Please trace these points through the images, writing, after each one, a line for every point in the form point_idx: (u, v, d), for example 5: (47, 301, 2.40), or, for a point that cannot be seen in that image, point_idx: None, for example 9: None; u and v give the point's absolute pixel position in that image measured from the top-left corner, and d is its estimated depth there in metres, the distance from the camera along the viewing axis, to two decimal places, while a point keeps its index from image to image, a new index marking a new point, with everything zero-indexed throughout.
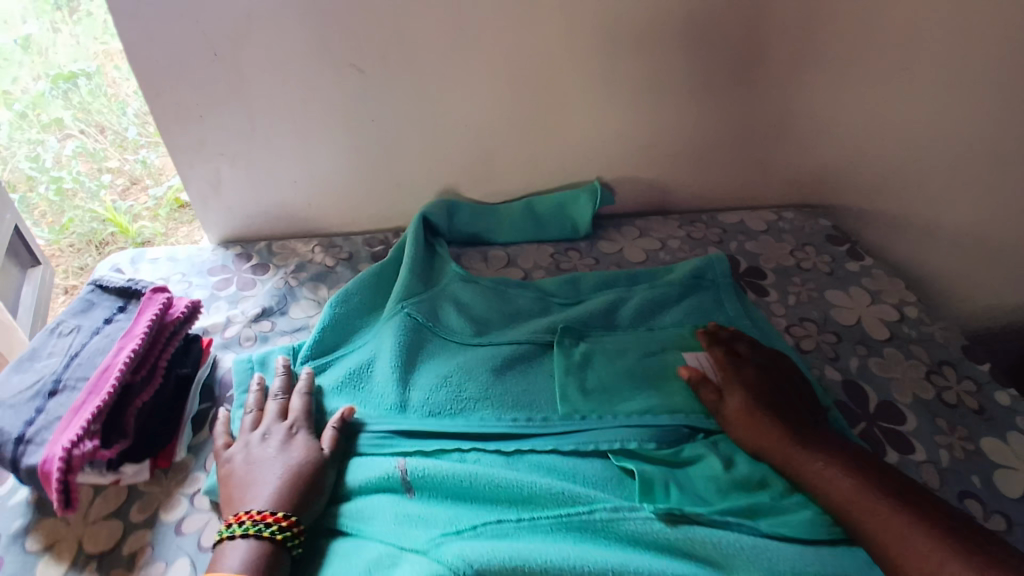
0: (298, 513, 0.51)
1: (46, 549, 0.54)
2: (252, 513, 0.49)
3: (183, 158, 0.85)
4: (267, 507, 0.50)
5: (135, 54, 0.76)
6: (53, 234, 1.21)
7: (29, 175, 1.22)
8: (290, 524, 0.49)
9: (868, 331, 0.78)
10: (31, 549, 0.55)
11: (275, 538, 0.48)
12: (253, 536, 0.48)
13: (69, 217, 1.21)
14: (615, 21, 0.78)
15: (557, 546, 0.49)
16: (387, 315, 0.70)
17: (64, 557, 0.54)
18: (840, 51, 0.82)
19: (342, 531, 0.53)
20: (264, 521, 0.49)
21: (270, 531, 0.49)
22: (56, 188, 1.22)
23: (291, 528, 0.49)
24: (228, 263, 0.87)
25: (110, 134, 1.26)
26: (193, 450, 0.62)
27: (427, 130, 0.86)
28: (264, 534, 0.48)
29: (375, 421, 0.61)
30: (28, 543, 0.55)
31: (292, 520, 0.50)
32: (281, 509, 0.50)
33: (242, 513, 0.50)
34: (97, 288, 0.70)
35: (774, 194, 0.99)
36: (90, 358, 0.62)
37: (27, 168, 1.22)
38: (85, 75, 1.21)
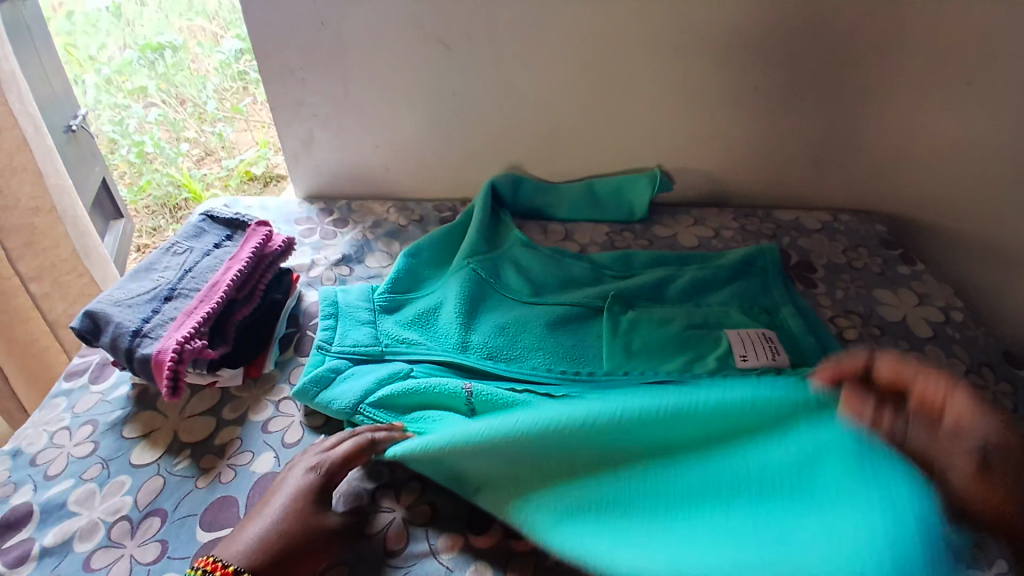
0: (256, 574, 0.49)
1: (143, 437, 0.66)
2: (211, 563, 0.49)
3: (283, 117, 0.96)
4: (232, 558, 0.50)
5: (254, 18, 0.87)
6: (133, 194, 1.63)
7: (111, 137, 1.62)
8: None
9: (911, 328, 0.78)
10: (128, 435, 0.67)
11: None
12: None
13: (148, 180, 1.58)
14: (688, 16, 0.82)
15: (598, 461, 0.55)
16: (454, 269, 0.78)
17: (159, 445, 0.65)
18: (917, 58, 0.83)
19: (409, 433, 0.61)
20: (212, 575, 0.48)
21: None
22: (138, 152, 1.59)
23: None
24: (313, 216, 0.97)
25: (190, 106, 1.63)
26: (280, 365, 0.73)
27: (499, 107, 0.93)
28: None
29: (437, 353, 0.68)
30: (124, 431, 0.67)
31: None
32: (235, 563, 0.49)
33: (210, 559, 0.50)
34: (206, 218, 0.81)
35: (833, 195, 0.99)
36: (201, 273, 0.73)
37: (111, 132, 1.61)
38: (170, 48, 1.58)
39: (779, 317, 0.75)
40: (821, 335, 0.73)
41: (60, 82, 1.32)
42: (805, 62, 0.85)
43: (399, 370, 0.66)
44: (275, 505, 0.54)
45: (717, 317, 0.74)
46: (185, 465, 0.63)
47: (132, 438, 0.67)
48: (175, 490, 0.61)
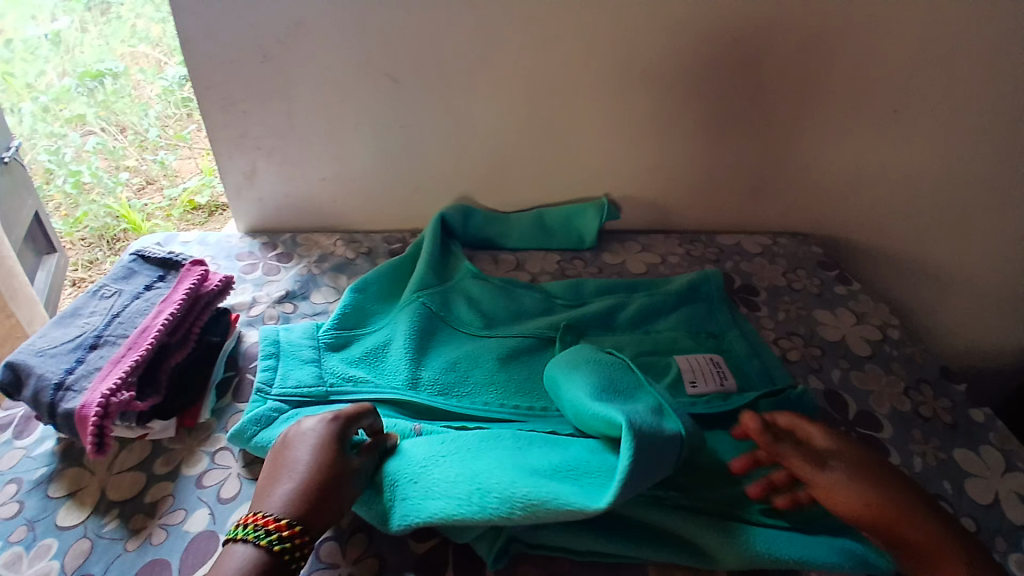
0: (306, 525, 0.50)
1: (68, 496, 0.62)
2: (257, 517, 0.49)
3: (224, 149, 0.93)
4: (277, 512, 0.50)
5: (192, 51, 0.84)
6: (67, 226, 1.46)
7: (46, 166, 1.51)
8: (293, 536, 0.49)
9: (850, 347, 0.82)
10: (54, 495, 0.62)
11: (271, 548, 0.48)
12: (252, 543, 0.48)
13: (84, 210, 1.46)
14: (630, 53, 0.85)
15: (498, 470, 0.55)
16: (402, 304, 0.77)
17: (86, 505, 0.61)
18: (843, 93, 0.88)
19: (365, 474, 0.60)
20: (264, 528, 0.48)
21: (269, 540, 0.48)
22: (74, 182, 1.49)
23: (292, 539, 0.49)
24: (255, 250, 0.94)
25: (131, 134, 1.56)
26: (216, 413, 0.69)
27: (448, 139, 0.93)
28: (262, 543, 0.48)
29: (386, 392, 0.66)
30: (51, 489, 0.62)
31: (294, 530, 0.49)
32: (287, 517, 0.50)
33: (253, 514, 0.50)
34: (138, 258, 0.78)
35: (772, 220, 1.04)
36: (130, 318, 0.70)
37: (46, 161, 1.51)
38: (112, 75, 1.59)
39: (726, 341, 0.76)
40: (766, 357, 0.75)
41: None
42: (744, 96, 0.89)
43: None
44: (297, 462, 0.53)
45: (666, 344, 0.75)
46: (114, 526, 0.59)
47: (58, 497, 0.62)
48: (105, 553, 0.56)
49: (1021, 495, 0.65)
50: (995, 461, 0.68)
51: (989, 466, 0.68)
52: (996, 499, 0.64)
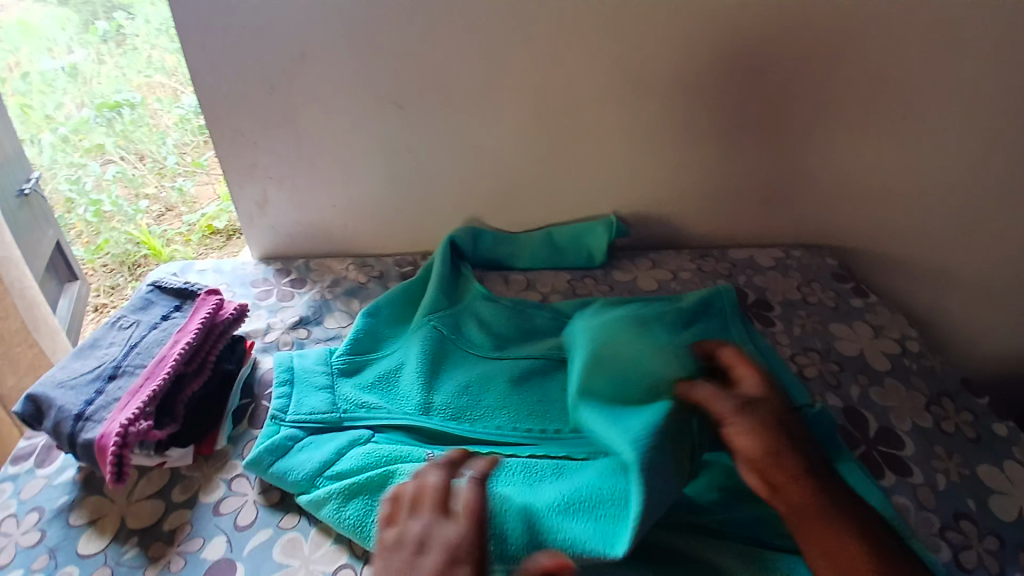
0: None
1: (90, 524, 0.62)
2: None
3: (236, 178, 0.95)
4: None
5: (203, 84, 0.86)
6: (88, 253, 1.50)
7: (67, 196, 1.57)
8: None
9: (869, 361, 0.80)
10: (76, 522, 0.62)
11: None
12: None
13: (105, 240, 1.50)
14: (633, 71, 0.85)
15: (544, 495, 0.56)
16: (414, 327, 0.77)
17: (107, 533, 0.61)
18: (849, 103, 0.87)
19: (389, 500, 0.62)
20: None
21: None
22: (96, 213, 1.54)
23: None
24: (269, 276, 0.96)
25: (148, 162, 1.62)
26: (232, 440, 0.70)
27: (456, 161, 0.94)
28: None
29: (399, 418, 0.67)
30: (72, 517, 0.63)
31: None
32: None
33: None
34: (155, 288, 0.79)
35: (785, 233, 1.03)
36: (148, 348, 0.71)
37: (67, 191, 1.57)
38: (129, 105, 1.64)
39: None
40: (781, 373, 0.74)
41: (12, 148, 1.29)
42: (748, 110, 0.89)
43: (359, 437, 0.65)
44: None
45: None
46: (133, 554, 0.59)
47: (79, 524, 0.62)
48: None
49: None
50: (1019, 476, 0.67)
51: (1014, 480, 0.67)
52: (1022, 514, 0.63)
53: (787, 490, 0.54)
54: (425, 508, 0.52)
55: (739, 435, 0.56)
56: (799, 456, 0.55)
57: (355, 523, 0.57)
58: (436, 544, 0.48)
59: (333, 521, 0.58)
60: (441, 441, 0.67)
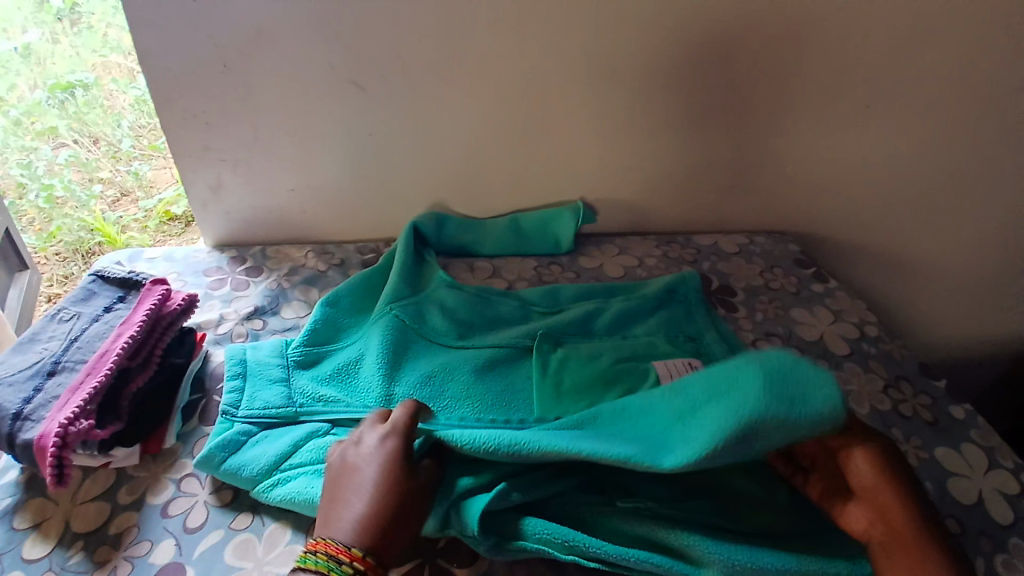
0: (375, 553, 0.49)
1: (34, 526, 0.59)
2: (329, 544, 0.49)
3: (187, 162, 0.90)
4: (346, 541, 0.49)
5: (150, 62, 0.81)
6: (40, 242, 1.26)
7: (20, 181, 1.34)
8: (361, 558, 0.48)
9: (829, 347, 0.82)
10: (20, 526, 0.59)
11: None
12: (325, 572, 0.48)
13: (56, 227, 1.28)
14: (599, 52, 0.83)
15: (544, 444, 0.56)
16: (375, 316, 0.75)
17: (50, 536, 0.58)
18: (811, 91, 0.88)
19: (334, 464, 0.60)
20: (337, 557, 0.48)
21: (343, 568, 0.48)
22: (45, 195, 1.33)
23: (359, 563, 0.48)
24: (224, 265, 0.92)
25: (102, 145, 1.44)
26: (182, 438, 0.67)
27: (419, 146, 0.91)
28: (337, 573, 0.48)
29: (359, 411, 0.65)
30: (16, 520, 0.60)
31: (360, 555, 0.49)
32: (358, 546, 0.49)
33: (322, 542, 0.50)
34: (97, 279, 0.76)
35: (748, 219, 1.04)
36: (89, 342, 0.67)
37: (18, 176, 1.35)
38: (82, 86, 1.44)
39: (704, 344, 0.76)
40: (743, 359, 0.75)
41: None
42: (715, 97, 0.88)
43: (317, 429, 0.63)
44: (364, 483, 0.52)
45: (644, 349, 0.74)
46: (79, 559, 0.56)
47: (24, 528, 0.59)
48: None
49: (1003, 492, 0.65)
50: (978, 461, 0.69)
51: (973, 466, 0.68)
52: (979, 498, 0.65)
53: (876, 501, 0.51)
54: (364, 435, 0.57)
55: (850, 457, 0.54)
56: (907, 474, 0.53)
57: (315, 495, 0.56)
58: (368, 445, 0.56)
59: (292, 499, 0.57)
60: None
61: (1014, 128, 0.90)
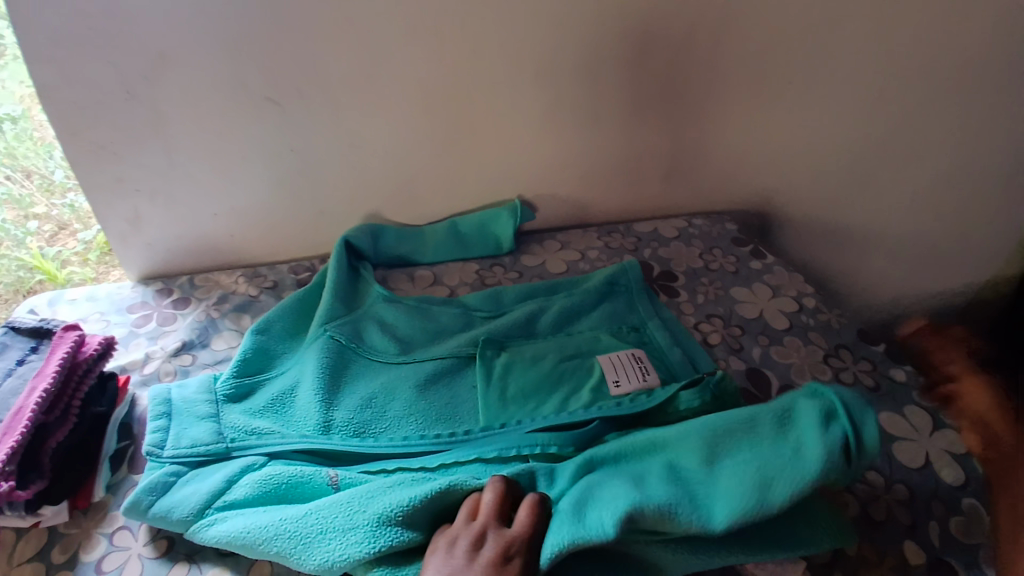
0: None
1: None
2: None
3: (98, 196, 0.85)
4: None
5: (48, 96, 0.75)
6: None
7: None
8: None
9: (769, 322, 0.83)
10: None
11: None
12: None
13: None
14: (518, 49, 0.82)
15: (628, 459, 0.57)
16: (310, 340, 0.72)
17: None
18: (732, 74, 0.89)
19: (275, 490, 0.57)
20: None
21: None
22: None
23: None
24: (149, 299, 0.87)
25: (36, 178, 0.96)
26: (113, 488, 0.63)
27: (345, 160, 0.88)
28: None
29: (296, 443, 0.62)
30: None
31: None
32: None
33: None
34: (11, 330, 0.71)
35: (684, 204, 1.05)
36: (4, 400, 0.62)
37: None
38: (9, 118, 0.90)
39: (647, 334, 0.76)
40: (686, 344, 0.75)
41: None
42: (639, 84, 0.88)
43: (251, 464, 0.60)
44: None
45: (588, 344, 0.73)
46: None
47: None
48: None
49: (951, 452, 0.68)
50: (922, 423, 0.71)
51: (918, 428, 0.70)
52: (927, 461, 0.67)
53: None
54: (487, 512, 0.52)
55: None
56: None
57: (256, 535, 0.53)
58: (491, 541, 0.49)
59: (230, 540, 0.54)
60: (347, 460, 0.63)
61: (921, 94, 0.93)
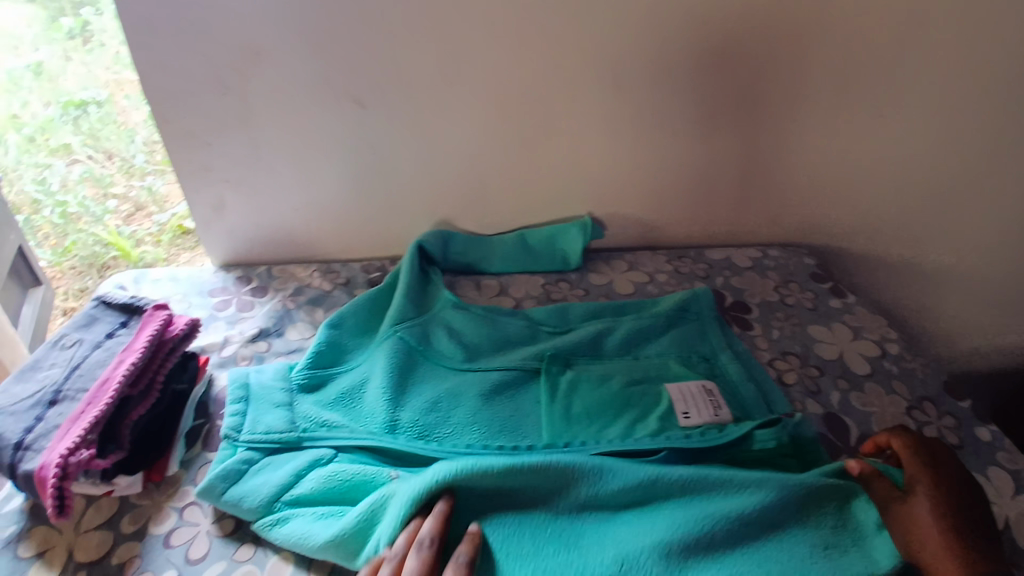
0: None
1: (39, 556, 0.57)
2: None
3: (191, 184, 0.89)
4: None
5: (154, 86, 0.80)
6: (55, 256, 1.20)
7: (34, 197, 1.23)
8: None
9: (849, 366, 0.79)
10: (24, 554, 0.57)
11: None
12: None
13: (74, 242, 1.20)
14: (600, 63, 0.82)
15: (678, 498, 0.56)
16: (380, 339, 0.73)
17: (55, 565, 0.56)
18: (818, 101, 0.86)
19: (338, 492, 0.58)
20: None
21: None
22: (59, 212, 1.23)
23: None
24: (229, 285, 0.91)
25: (117, 160, 1.28)
26: (186, 465, 0.66)
27: (421, 163, 0.90)
28: None
29: (362, 439, 0.63)
30: (21, 549, 0.58)
31: None
32: None
33: None
34: (101, 304, 0.75)
35: (760, 233, 1.02)
36: (90, 370, 0.66)
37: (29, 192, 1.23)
38: (95, 102, 1.26)
39: (719, 365, 0.73)
40: (759, 380, 0.72)
41: None
42: (718, 106, 0.86)
43: (320, 457, 0.61)
44: None
45: (657, 370, 0.72)
46: None
47: (28, 557, 0.57)
48: None
49: None
50: (1005, 485, 0.66)
51: (999, 489, 0.65)
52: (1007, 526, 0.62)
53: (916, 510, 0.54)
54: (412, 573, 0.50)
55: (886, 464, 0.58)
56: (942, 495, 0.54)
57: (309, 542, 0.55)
58: None
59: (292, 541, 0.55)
60: (410, 461, 0.63)
61: None
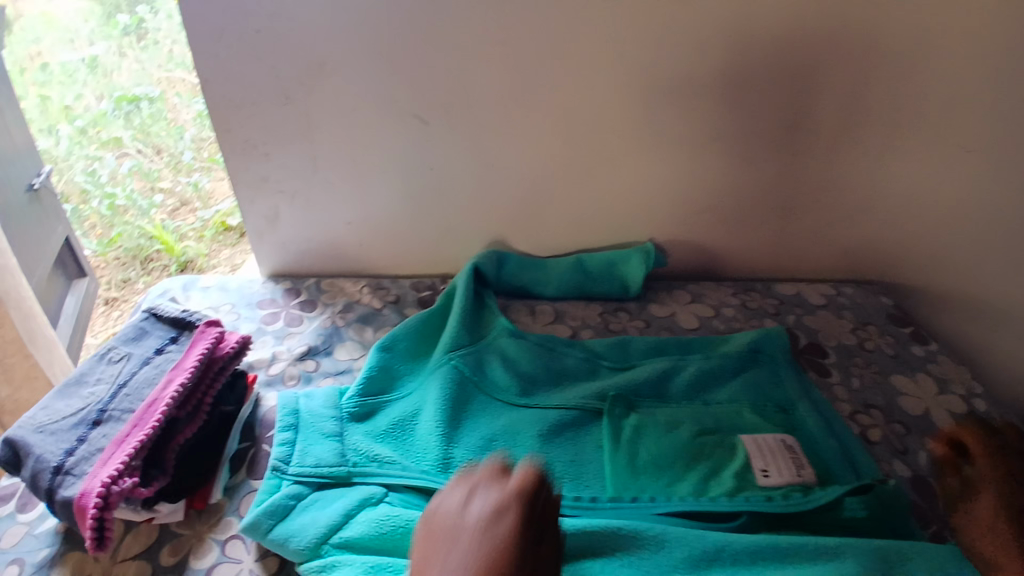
0: None
1: None
2: None
3: (245, 193, 0.88)
4: None
5: (215, 94, 0.79)
6: (100, 247, 1.33)
7: (83, 188, 1.35)
8: None
9: (939, 424, 0.72)
10: None
11: None
12: None
13: (117, 232, 1.29)
14: (675, 87, 0.77)
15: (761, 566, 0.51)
16: (433, 366, 0.70)
17: None
18: (913, 135, 0.79)
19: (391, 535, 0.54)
20: None
21: None
22: (108, 204, 1.31)
23: None
24: (278, 297, 0.89)
25: (166, 156, 1.30)
26: (228, 493, 0.63)
27: (480, 183, 0.87)
28: None
29: (414, 478, 0.60)
30: None
31: None
32: None
33: None
34: (151, 316, 0.74)
35: (834, 269, 0.95)
36: (138, 389, 0.64)
37: (82, 182, 1.34)
38: (148, 98, 1.26)
39: (797, 417, 0.67)
40: (842, 436, 0.66)
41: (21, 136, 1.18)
42: (801, 135, 0.80)
43: (370, 496, 0.58)
44: None
45: (729, 420, 0.66)
46: None
47: None
48: None
49: None
50: None
51: None
52: None
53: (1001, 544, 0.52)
54: None
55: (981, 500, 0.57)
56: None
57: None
58: None
59: None
60: None
61: None
